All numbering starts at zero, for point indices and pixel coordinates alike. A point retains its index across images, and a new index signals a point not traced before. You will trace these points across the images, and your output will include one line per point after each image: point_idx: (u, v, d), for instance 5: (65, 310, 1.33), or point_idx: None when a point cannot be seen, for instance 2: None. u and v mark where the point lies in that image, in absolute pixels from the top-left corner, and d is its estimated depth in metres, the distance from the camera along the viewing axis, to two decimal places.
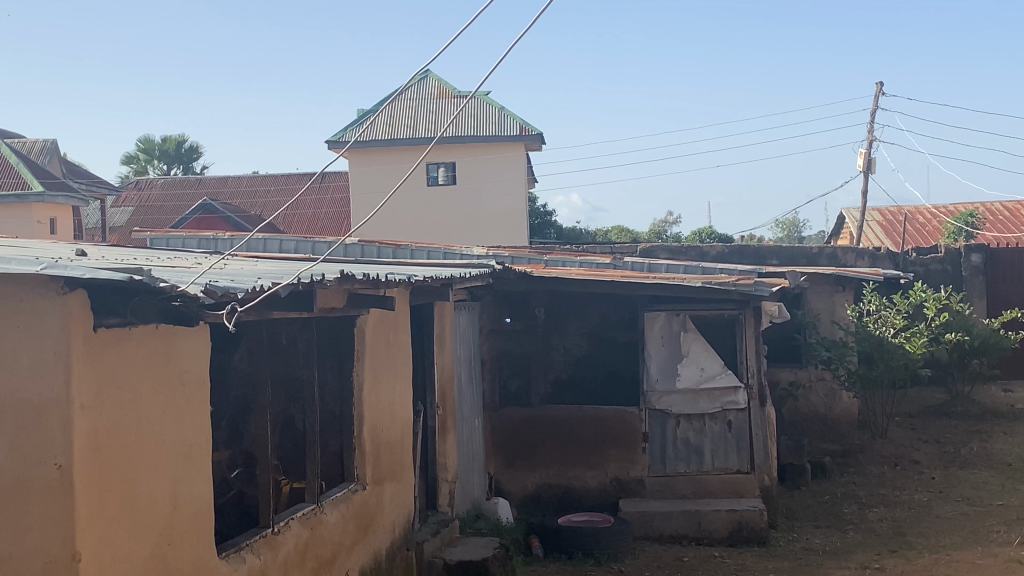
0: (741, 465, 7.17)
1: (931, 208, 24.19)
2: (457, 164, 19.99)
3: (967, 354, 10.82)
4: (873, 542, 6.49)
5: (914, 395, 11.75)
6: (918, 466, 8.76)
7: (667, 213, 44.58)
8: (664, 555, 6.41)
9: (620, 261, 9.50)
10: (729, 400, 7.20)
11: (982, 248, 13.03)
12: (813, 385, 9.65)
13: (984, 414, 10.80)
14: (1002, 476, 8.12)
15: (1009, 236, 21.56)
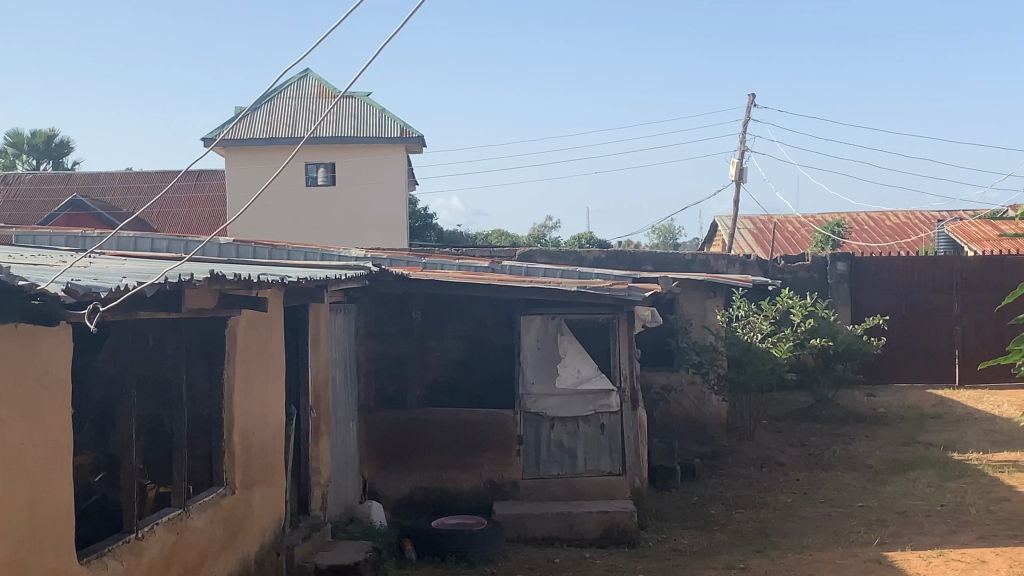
0: (613, 467, 7.27)
1: (799, 217, 24.95)
2: (337, 164, 19.80)
3: (831, 360, 11.17)
4: (739, 543, 6.64)
5: (781, 399, 12.07)
6: (783, 468, 9.00)
7: (547, 219, 45.03)
8: (535, 557, 6.46)
9: (499, 265, 9.56)
10: (602, 404, 7.30)
11: (847, 256, 13.48)
12: (684, 388, 9.81)
13: (848, 417, 11.16)
14: (863, 477, 8.40)
15: (873, 246, 22.36)
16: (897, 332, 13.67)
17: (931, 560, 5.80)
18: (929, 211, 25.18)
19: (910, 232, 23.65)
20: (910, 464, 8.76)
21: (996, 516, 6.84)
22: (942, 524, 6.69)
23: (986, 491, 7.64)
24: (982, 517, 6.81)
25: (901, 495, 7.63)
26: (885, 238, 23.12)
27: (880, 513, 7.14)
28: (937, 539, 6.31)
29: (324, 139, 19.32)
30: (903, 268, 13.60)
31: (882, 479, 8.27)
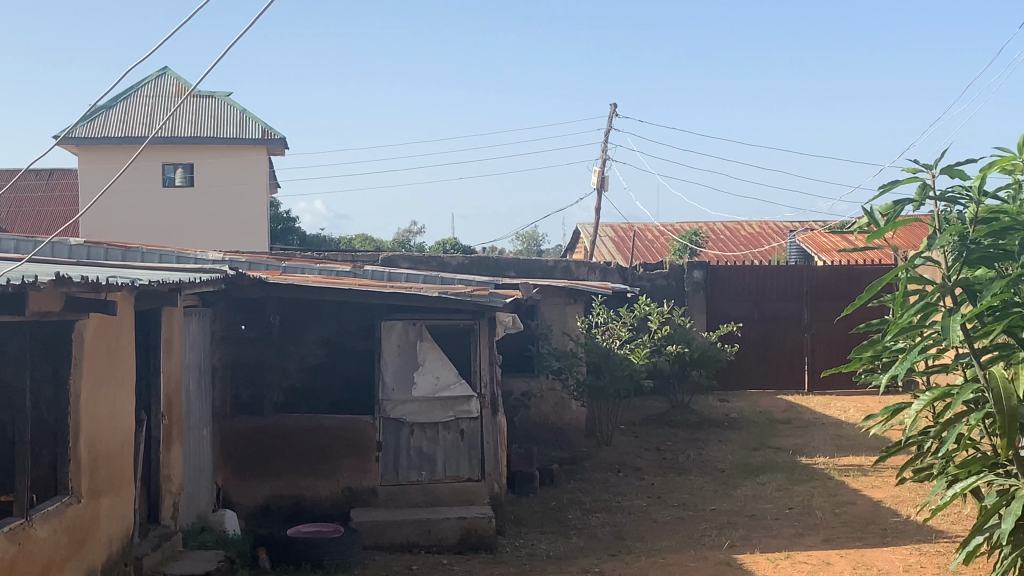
0: (472, 473, 7.27)
1: (659, 226, 25.43)
2: (195, 165, 19.38)
3: (687, 366, 11.41)
4: (595, 547, 6.72)
5: (638, 404, 12.27)
6: (639, 472, 9.14)
7: (411, 224, 44.91)
8: (393, 564, 6.42)
9: (360, 269, 9.48)
10: (461, 409, 7.31)
11: (703, 265, 13.79)
12: (544, 395, 9.90)
13: (701, 422, 11.40)
14: (715, 481, 8.59)
15: (729, 255, 22.94)
16: (750, 339, 14.03)
17: (778, 561, 5.96)
18: (782, 222, 25.95)
19: (764, 242, 24.33)
20: (761, 468, 8.99)
21: (841, 519, 7.07)
22: (789, 526, 6.89)
23: (833, 494, 7.89)
24: (827, 519, 7.03)
25: (752, 498, 7.82)
26: (740, 248, 23.73)
27: (731, 516, 7.30)
28: (785, 541, 6.50)
29: (182, 139, 18.90)
30: (755, 277, 14.00)
31: (734, 482, 8.46)
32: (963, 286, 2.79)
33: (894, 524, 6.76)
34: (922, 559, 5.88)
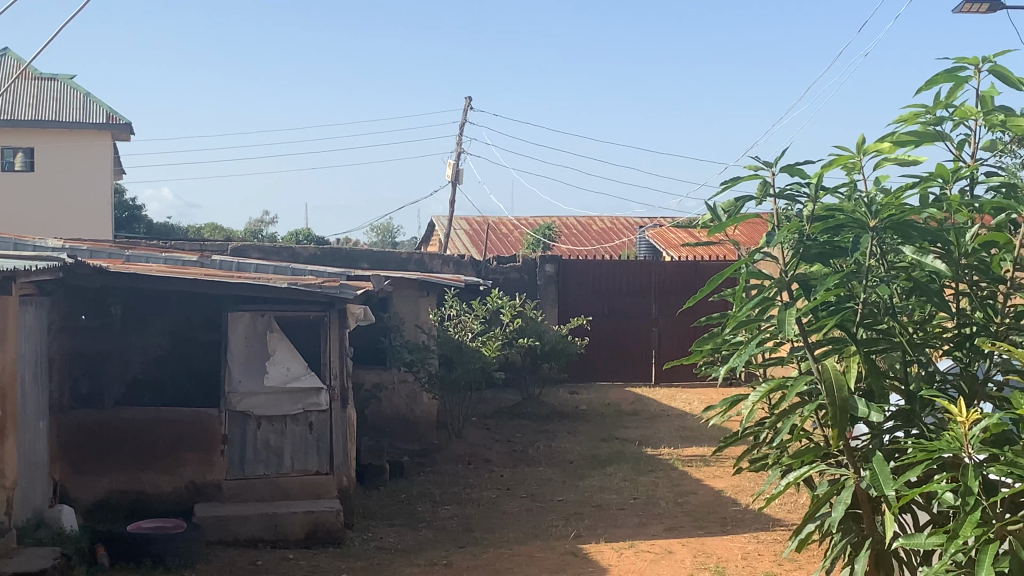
0: (321, 467, 7.18)
1: (513, 220, 25.60)
2: (36, 149, 18.68)
3: (538, 358, 11.53)
4: (443, 539, 6.72)
5: (490, 397, 12.34)
6: (488, 464, 9.18)
7: (263, 215, 44.21)
8: (237, 559, 6.31)
9: (209, 259, 9.27)
10: (311, 402, 7.20)
11: (555, 259, 13.94)
12: (395, 386, 9.76)
13: (551, 414, 11.51)
14: (563, 472, 8.69)
15: (582, 250, 23.26)
16: (600, 333, 14.25)
17: (622, 551, 6.05)
18: (633, 217, 26.44)
19: (615, 237, 24.75)
20: (608, 459, 9.13)
21: (683, 508, 7.23)
22: (634, 516, 7.01)
23: (676, 484, 8.07)
24: (671, 509, 7.19)
25: (599, 489, 7.94)
26: (592, 242, 24.09)
27: (578, 507, 7.40)
28: (629, 531, 6.61)
29: (22, 122, 18.19)
30: (605, 272, 14.21)
31: (581, 474, 8.57)
32: (799, 279, 2.82)
33: (733, 513, 6.95)
34: (758, 546, 6.06)
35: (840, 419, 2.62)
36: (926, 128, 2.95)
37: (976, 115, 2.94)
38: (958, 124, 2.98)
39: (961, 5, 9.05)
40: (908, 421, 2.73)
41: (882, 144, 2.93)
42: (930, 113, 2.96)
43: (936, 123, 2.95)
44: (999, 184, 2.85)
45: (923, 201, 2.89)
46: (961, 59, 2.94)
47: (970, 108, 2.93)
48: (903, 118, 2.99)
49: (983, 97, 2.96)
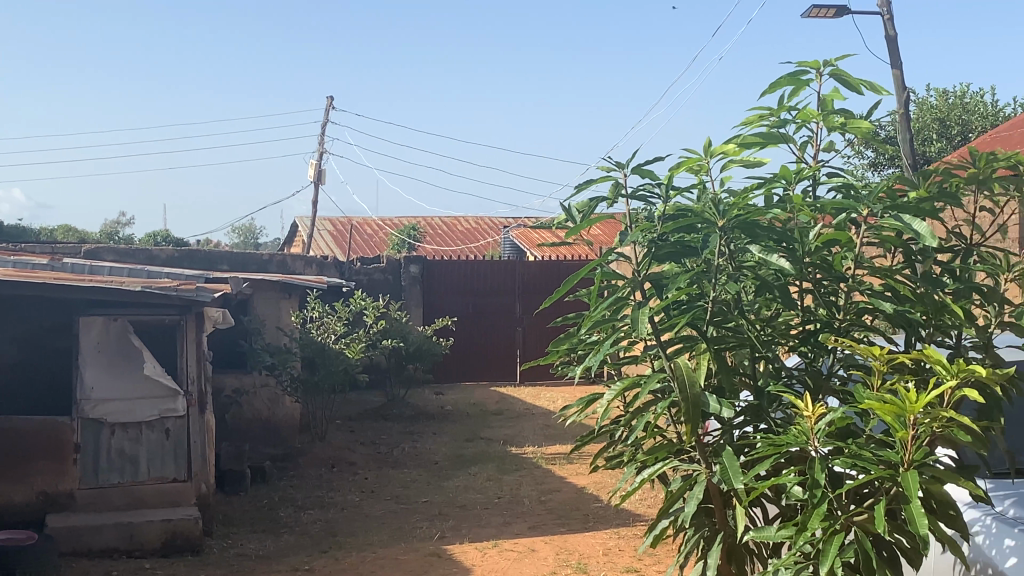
0: (178, 474, 7.02)
1: (377, 221, 25.47)
2: None
3: (403, 360, 11.52)
4: (306, 544, 6.63)
5: (354, 399, 12.24)
6: (353, 467, 9.09)
7: (120, 217, 43.08)
8: (91, 571, 6.10)
9: (59, 262, 8.94)
10: (167, 408, 7.03)
11: (420, 260, 13.91)
12: (257, 391, 9.59)
13: (416, 415, 11.48)
14: (429, 473, 8.67)
15: (447, 250, 23.30)
16: (464, 333, 14.27)
17: (486, 551, 6.07)
18: (497, 217, 26.58)
19: (480, 237, 24.85)
20: (473, 459, 9.15)
21: (546, 506, 7.29)
22: (498, 516, 7.03)
23: (540, 482, 8.13)
24: (534, 507, 7.24)
25: (463, 489, 7.94)
26: (457, 242, 24.14)
27: (442, 507, 7.39)
28: (493, 530, 6.63)
29: None
30: (469, 272, 14.25)
31: (446, 474, 8.57)
32: (652, 279, 2.84)
33: (596, 509, 7.03)
34: (620, 542, 6.15)
35: (693, 416, 2.65)
36: (770, 130, 3.02)
37: (817, 118, 3.03)
38: (799, 126, 3.06)
39: (809, 9, 9.34)
40: (756, 415, 2.80)
41: (728, 145, 2.99)
42: (774, 116, 3.03)
43: (779, 126, 3.03)
44: (839, 185, 2.94)
45: (769, 202, 2.97)
46: (802, 63, 3.01)
47: (811, 111, 3.01)
48: (748, 120, 3.06)
49: (825, 100, 3.04)
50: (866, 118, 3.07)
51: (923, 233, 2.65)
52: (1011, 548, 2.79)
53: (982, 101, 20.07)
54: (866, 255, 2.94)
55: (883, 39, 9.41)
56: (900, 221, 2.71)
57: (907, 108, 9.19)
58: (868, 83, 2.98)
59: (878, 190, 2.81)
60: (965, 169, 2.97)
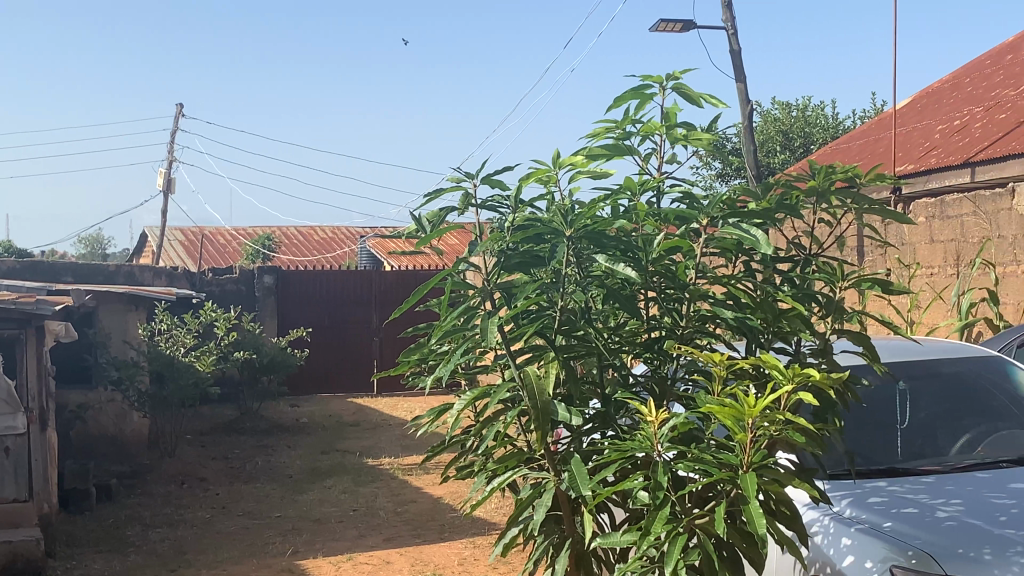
0: (17, 494, 6.64)
1: (230, 231, 25.03)
2: None
3: (257, 372, 11.38)
4: (153, 563, 6.45)
5: (206, 413, 11.98)
6: (204, 483, 8.89)
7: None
8: None
9: None
10: (7, 426, 6.55)
11: (274, 270, 13.73)
12: (102, 406, 9.30)
13: (270, 428, 11.30)
14: (282, 488, 8.53)
15: (302, 260, 23.08)
16: (319, 345, 14.12)
17: (340, 564, 6.01)
18: (353, 227, 26.42)
19: (336, 246, 24.64)
20: (328, 471, 9.05)
21: (402, 517, 7.26)
22: (353, 529, 6.97)
23: (396, 493, 8.09)
24: (390, 519, 7.20)
25: (317, 502, 7.84)
26: (312, 252, 23.90)
27: (295, 522, 7.28)
28: (347, 543, 6.57)
29: None
30: (323, 283, 14.12)
31: (300, 488, 8.45)
32: (500, 289, 2.84)
33: (451, 519, 7.04)
34: (474, 551, 6.16)
35: (543, 423, 2.64)
36: (616, 142, 3.07)
37: (660, 130, 3.09)
38: (643, 138, 3.11)
39: (656, 23, 9.54)
40: (603, 423, 2.82)
41: (576, 157, 3.02)
42: (619, 128, 3.08)
43: (624, 138, 3.08)
44: (682, 196, 3.00)
45: (614, 213, 3.01)
46: (646, 76, 3.07)
47: (655, 124, 3.07)
48: (594, 132, 3.10)
49: (667, 113, 3.10)
50: (707, 131, 3.15)
51: (761, 241, 2.73)
52: (848, 546, 2.89)
53: (823, 113, 20.83)
54: (708, 264, 3.01)
55: (728, 53, 9.68)
56: (739, 229, 2.78)
57: (750, 120, 9.48)
58: (708, 97, 3.05)
59: (719, 201, 2.88)
60: (802, 181, 3.07)
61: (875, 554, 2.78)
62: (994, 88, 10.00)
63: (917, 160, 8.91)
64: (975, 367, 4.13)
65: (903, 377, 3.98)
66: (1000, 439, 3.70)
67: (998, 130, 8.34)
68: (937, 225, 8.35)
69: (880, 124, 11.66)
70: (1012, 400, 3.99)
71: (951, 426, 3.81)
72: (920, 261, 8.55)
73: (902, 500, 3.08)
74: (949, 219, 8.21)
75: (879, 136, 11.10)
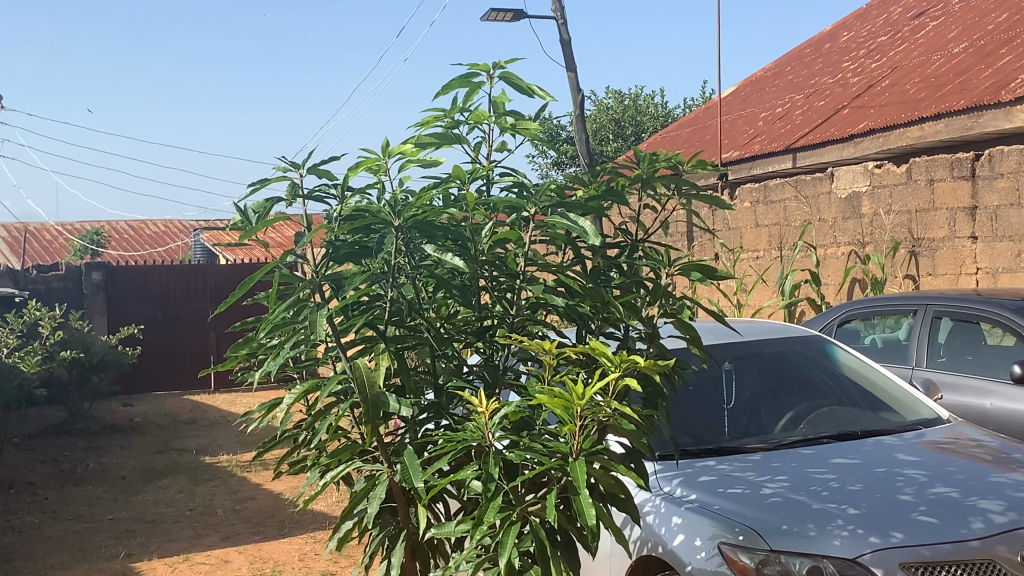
0: None
1: (56, 226, 24.15)
2: None
3: (87, 372, 11.02)
4: None
5: (33, 415, 11.52)
6: (32, 487, 8.52)
7: None
8: None
9: None
10: None
11: (102, 266, 13.34)
12: None
13: (102, 429, 10.96)
14: (115, 489, 8.27)
15: (133, 255, 22.45)
16: (152, 342, 13.74)
17: (176, 565, 5.86)
18: (185, 221, 25.79)
19: (169, 240, 24.04)
20: (164, 471, 8.82)
21: (240, 515, 7.13)
22: (189, 529, 6.81)
23: (234, 491, 7.94)
24: (227, 517, 7.06)
25: (152, 503, 7.63)
26: (143, 247, 23.26)
27: (129, 525, 7.07)
28: (183, 543, 6.41)
29: None
30: (154, 278, 13.75)
31: (135, 489, 8.21)
32: (330, 280, 2.75)
33: (290, 514, 6.95)
34: (315, 546, 6.10)
35: (373, 417, 2.60)
36: (445, 131, 3.06)
37: (489, 119, 3.10)
38: (472, 127, 3.12)
39: (488, 13, 9.58)
40: (437, 413, 2.81)
41: (404, 146, 3.00)
42: (447, 117, 3.08)
43: (453, 127, 3.08)
44: (511, 185, 3.01)
45: (444, 202, 3.01)
46: (473, 65, 3.07)
47: (483, 113, 3.08)
48: (422, 121, 3.09)
49: (496, 102, 3.11)
50: (535, 120, 3.17)
51: (588, 230, 2.76)
52: (678, 525, 2.96)
53: (653, 102, 21.32)
54: (538, 252, 3.03)
55: (558, 42, 9.78)
56: (566, 218, 2.80)
57: (582, 108, 9.61)
58: (536, 87, 3.08)
59: (546, 189, 2.89)
60: (628, 169, 3.11)
61: (704, 532, 2.87)
62: (812, 76, 10.38)
63: (742, 147, 9.18)
64: (796, 348, 4.28)
65: (728, 359, 4.10)
66: (820, 416, 3.84)
67: (816, 117, 8.65)
68: (762, 209, 8.61)
69: (707, 112, 11.97)
70: (831, 379, 4.16)
71: (774, 405, 3.94)
72: (745, 245, 8.83)
73: (729, 478, 3.17)
74: (772, 204, 8.47)
75: (706, 123, 11.40)
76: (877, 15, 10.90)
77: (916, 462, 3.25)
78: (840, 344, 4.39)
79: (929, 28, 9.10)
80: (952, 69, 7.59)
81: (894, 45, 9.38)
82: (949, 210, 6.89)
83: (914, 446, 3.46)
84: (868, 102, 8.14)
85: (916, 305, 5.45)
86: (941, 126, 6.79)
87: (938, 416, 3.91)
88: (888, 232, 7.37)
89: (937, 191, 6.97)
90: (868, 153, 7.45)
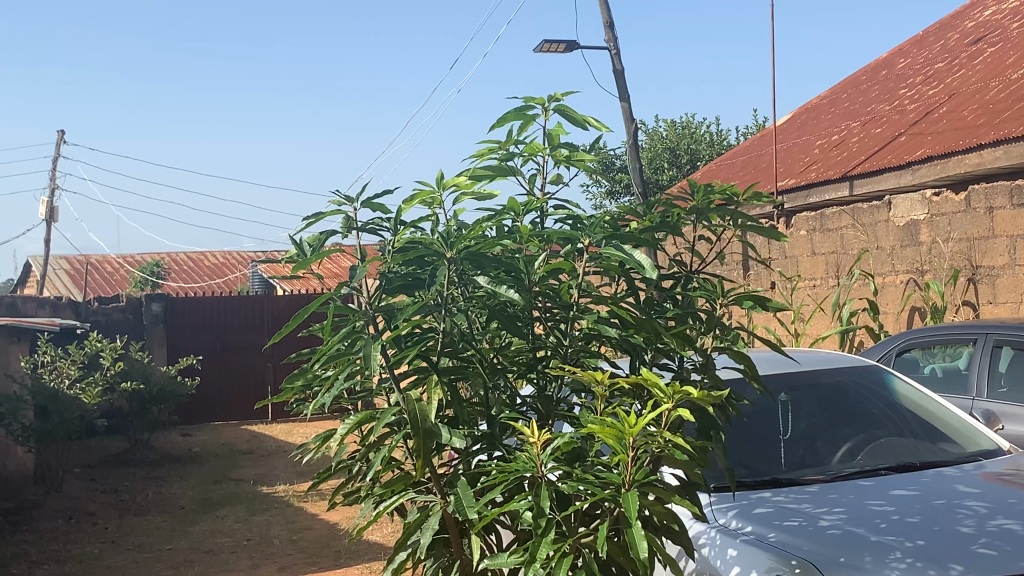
0: None
1: (117, 259, 24.55)
2: None
3: (147, 402, 11.20)
4: None
5: (95, 445, 11.68)
6: (92, 517, 8.60)
7: None
8: None
9: None
10: None
11: (163, 298, 13.58)
12: None
13: (162, 459, 11.08)
14: (174, 520, 8.35)
15: (192, 287, 22.78)
16: (210, 373, 13.90)
17: None
18: (244, 253, 26.12)
19: (227, 271, 24.38)
20: (222, 501, 8.88)
21: (296, 545, 7.16)
22: (246, 559, 6.84)
23: (291, 521, 7.99)
24: (284, 548, 7.10)
25: (210, 534, 7.68)
26: (202, 279, 23.60)
27: (187, 555, 7.11)
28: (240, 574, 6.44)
29: None
30: (213, 308, 13.94)
31: (193, 519, 8.28)
32: (383, 312, 2.76)
33: (347, 544, 6.97)
34: None
35: (425, 447, 2.60)
36: (499, 163, 3.08)
37: (543, 151, 3.11)
38: (526, 159, 3.13)
39: (540, 44, 9.63)
40: (489, 444, 2.82)
41: (459, 178, 3.01)
42: (502, 149, 3.09)
43: (507, 159, 3.10)
44: (565, 217, 3.01)
45: (497, 234, 3.01)
46: (528, 98, 3.09)
47: (537, 145, 3.09)
48: (477, 153, 3.10)
49: (551, 134, 3.12)
50: (590, 151, 3.17)
51: (642, 263, 2.75)
52: (734, 557, 2.93)
53: (708, 130, 21.31)
54: (592, 283, 3.02)
55: (611, 73, 9.81)
56: (620, 250, 2.80)
57: (635, 138, 9.61)
58: (591, 119, 3.09)
59: (601, 221, 2.89)
60: (682, 199, 3.10)
61: (760, 565, 2.82)
62: (869, 103, 10.30)
63: (798, 175, 9.12)
64: (853, 378, 4.24)
65: (785, 389, 4.05)
66: (879, 447, 3.79)
67: (873, 144, 8.59)
68: (818, 237, 8.57)
69: (762, 140, 11.92)
70: (890, 409, 4.11)
71: (831, 436, 3.90)
72: (802, 273, 8.78)
73: (785, 511, 3.14)
74: (829, 232, 8.43)
75: (760, 152, 11.37)
76: (933, 41, 10.83)
77: (977, 494, 3.20)
78: (898, 373, 4.34)
79: (986, 54, 9.02)
80: (1010, 96, 7.51)
81: (951, 71, 9.30)
82: (1009, 238, 6.81)
83: (975, 478, 3.40)
84: (926, 129, 8.07)
85: (976, 333, 5.37)
86: (999, 153, 6.69)
87: (999, 447, 3.85)
88: (947, 260, 7.29)
89: (996, 219, 6.89)
90: (926, 181, 7.36)
